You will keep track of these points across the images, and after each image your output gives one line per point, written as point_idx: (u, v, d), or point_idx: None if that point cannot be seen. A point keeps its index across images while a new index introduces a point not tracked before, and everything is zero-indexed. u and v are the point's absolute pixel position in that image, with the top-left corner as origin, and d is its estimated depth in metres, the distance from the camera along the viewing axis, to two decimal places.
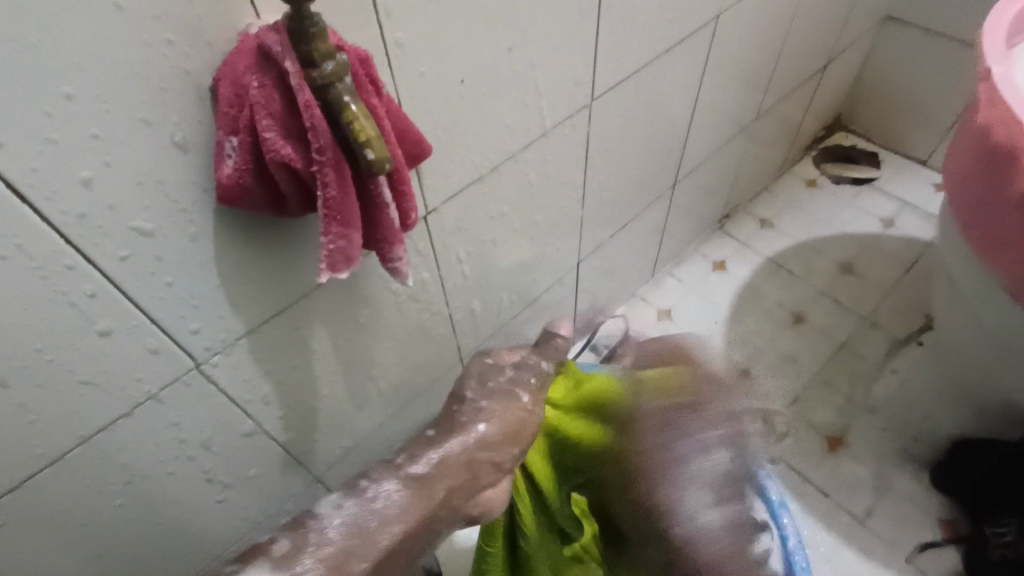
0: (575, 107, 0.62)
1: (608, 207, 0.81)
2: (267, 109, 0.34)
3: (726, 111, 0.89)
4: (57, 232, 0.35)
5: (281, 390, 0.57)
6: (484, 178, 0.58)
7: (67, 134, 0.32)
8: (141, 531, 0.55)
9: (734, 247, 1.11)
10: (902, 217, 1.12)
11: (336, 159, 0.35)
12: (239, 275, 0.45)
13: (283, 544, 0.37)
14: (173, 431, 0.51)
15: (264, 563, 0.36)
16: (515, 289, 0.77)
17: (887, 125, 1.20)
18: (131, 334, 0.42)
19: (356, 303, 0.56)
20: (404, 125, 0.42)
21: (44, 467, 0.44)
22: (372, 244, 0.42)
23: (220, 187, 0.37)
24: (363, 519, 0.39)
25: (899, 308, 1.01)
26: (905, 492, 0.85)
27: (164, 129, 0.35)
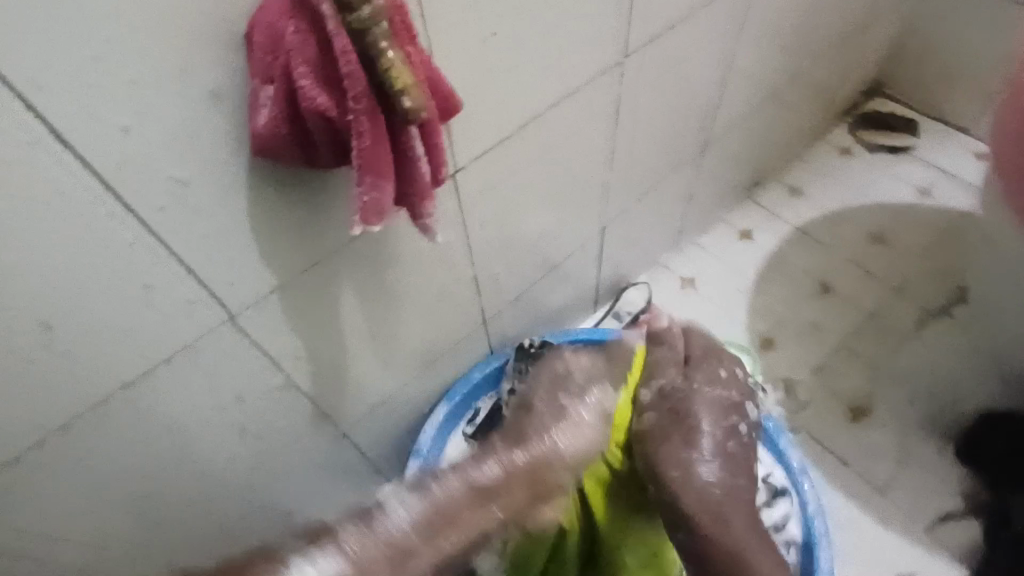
0: (606, 63, 0.61)
1: (634, 170, 0.80)
2: (302, 55, 0.34)
3: (759, 74, 0.86)
4: (100, 180, 0.36)
5: (311, 345, 0.58)
6: (513, 137, 0.58)
7: (107, 78, 0.32)
8: (178, 477, 0.58)
9: (761, 215, 1.09)
10: (938, 186, 1.08)
11: (371, 108, 0.35)
12: (272, 229, 0.45)
13: (348, 530, 0.39)
14: (209, 381, 0.52)
15: (329, 545, 0.38)
16: (539, 254, 0.77)
17: (928, 92, 1.15)
18: (170, 285, 0.43)
19: (384, 261, 0.57)
20: (436, 78, 0.41)
21: (89, 410, 0.46)
22: (402, 199, 0.42)
23: (255, 136, 0.37)
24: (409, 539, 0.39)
25: (932, 280, 0.99)
26: (926, 465, 0.83)
27: (204, 79, 0.35)
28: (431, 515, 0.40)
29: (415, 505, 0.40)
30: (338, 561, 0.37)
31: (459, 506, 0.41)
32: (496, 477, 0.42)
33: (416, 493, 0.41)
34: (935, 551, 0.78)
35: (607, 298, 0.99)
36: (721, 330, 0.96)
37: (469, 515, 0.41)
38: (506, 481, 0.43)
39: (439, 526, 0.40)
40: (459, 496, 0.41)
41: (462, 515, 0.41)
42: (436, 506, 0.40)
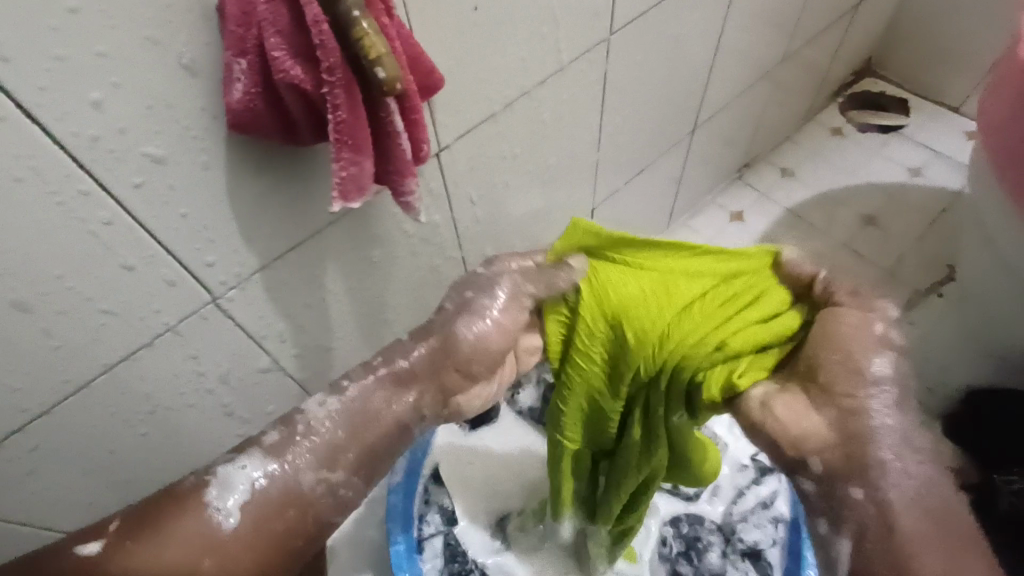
0: (593, 41, 0.60)
1: (624, 151, 0.79)
2: (274, 26, 0.33)
3: (749, 55, 0.85)
4: (72, 157, 0.35)
5: (297, 328, 0.57)
6: (498, 115, 0.57)
7: (74, 50, 0.32)
8: (166, 460, 0.58)
9: (752, 197, 1.08)
10: (930, 166, 1.08)
11: (346, 81, 0.34)
12: (251, 208, 0.45)
13: (271, 435, 0.38)
14: (193, 363, 0.52)
15: (256, 453, 0.36)
16: (528, 236, 0.76)
17: (921, 72, 1.14)
18: (149, 265, 0.43)
19: (370, 242, 0.56)
20: (415, 53, 0.40)
21: (71, 393, 0.46)
22: (382, 176, 0.42)
23: (231, 113, 0.36)
24: (347, 416, 0.38)
25: (922, 260, 0.99)
26: None
27: (175, 51, 0.35)
28: (350, 420, 0.38)
29: (335, 406, 0.38)
30: (266, 474, 0.35)
31: (375, 405, 0.38)
32: (411, 369, 0.40)
33: (335, 396, 0.38)
34: None
35: None
36: None
37: (384, 406, 0.39)
38: (424, 369, 0.41)
39: (360, 423, 0.38)
40: (377, 389, 0.39)
41: (371, 407, 0.38)
42: (357, 404, 0.38)
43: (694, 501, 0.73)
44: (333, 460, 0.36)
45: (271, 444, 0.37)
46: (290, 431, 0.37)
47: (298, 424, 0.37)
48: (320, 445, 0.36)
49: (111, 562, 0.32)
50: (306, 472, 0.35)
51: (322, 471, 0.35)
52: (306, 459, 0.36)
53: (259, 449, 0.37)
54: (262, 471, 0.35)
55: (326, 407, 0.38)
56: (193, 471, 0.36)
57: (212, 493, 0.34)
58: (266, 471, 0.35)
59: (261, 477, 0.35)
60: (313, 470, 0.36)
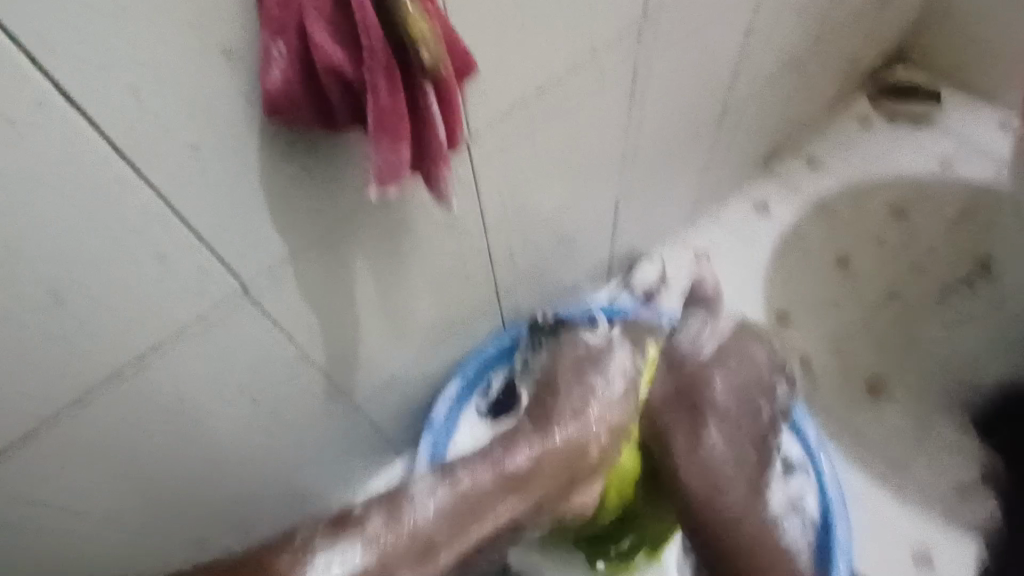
0: (624, 26, 0.58)
1: (651, 140, 0.78)
2: (314, 6, 0.32)
3: (777, 44, 0.83)
4: (109, 143, 0.34)
5: (324, 317, 0.57)
6: (529, 102, 0.56)
7: (111, 34, 0.31)
8: (194, 449, 0.58)
9: (778, 188, 1.06)
10: (962, 156, 1.05)
11: (387, 63, 0.33)
12: (283, 196, 0.44)
13: (374, 521, 0.53)
14: (223, 353, 0.52)
15: (353, 542, 0.52)
16: (553, 227, 0.75)
17: (954, 59, 1.11)
18: (182, 254, 0.42)
19: (398, 230, 0.55)
20: (451, 37, 0.39)
21: (104, 381, 0.46)
22: (418, 164, 0.41)
23: (266, 97, 0.35)
24: (453, 504, 0.55)
25: (953, 253, 0.97)
26: (946, 440, 0.82)
27: (210, 34, 0.34)
28: (456, 511, 0.55)
29: (442, 494, 0.56)
30: (346, 567, 0.51)
31: (482, 498, 0.56)
32: (523, 465, 0.58)
33: (442, 485, 0.56)
34: (954, 525, 0.77)
35: (620, 272, 0.98)
36: (736, 305, 0.95)
37: (488, 500, 0.57)
38: (526, 475, 0.58)
39: (455, 517, 0.55)
40: (477, 490, 0.56)
41: (485, 497, 0.56)
42: (463, 491, 0.56)
43: None
44: (426, 552, 0.54)
45: (374, 530, 0.53)
46: (397, 516, 0.54)
47: (408, 508, 0.54)
48: (417, 538, 0.53)
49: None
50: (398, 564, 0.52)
51: (419, 560, 0.53)
52: (401, 550, 0.53)
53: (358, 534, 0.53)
54: (348, 563, 0.51)
55: (436, 494, 0.56)
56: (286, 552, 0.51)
57: (322, 569, 0.51)
58: (347, 566, 0.51)
59: (341, 569, 0.51)
60: (408, 564, 0.53)
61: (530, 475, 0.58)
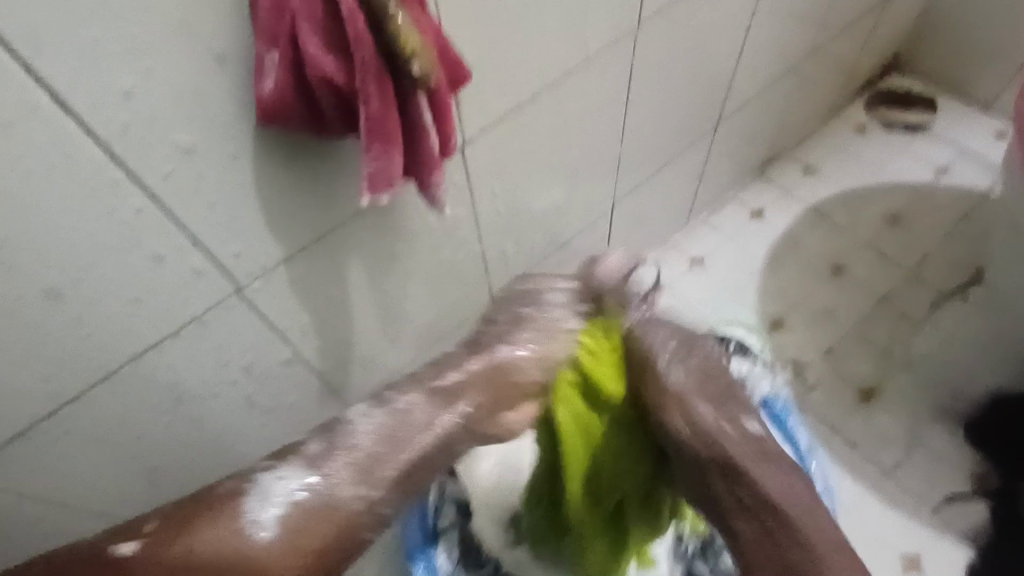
0: (619, 33, 0.59)
1: (646, 145, 0.78)
2: (308, 17, 0.32)
3: (775, 49, 0.84)
4: (104, 146, 0.35)
5: (318, 319, 0.57)
6: (523, 109, 0.56)
7: (107, 39, 0.31)
8: (187, 449, 0.58)
9: (774, 194, 1.07)
10: (957, 165, 1.06)
11: (379, 73, 0.34)
12: (277, 200, 0.45)
13: (312, 446, 0.38)
14: (217, 354, 0.52)
15: (298, 463, 0.38)
16: (548, 231, 0.76)
17: (950, 68, 1.12)
18: (176, 256, 0.43)
19: (392, 235, 0.56)
20: (444, 45, 0.40)
21: (97, 381, 0.46)
22: (411, 168, 0.41)
23: (261, 104, 0.36)
24: (389, 430, 0.39)
25: (947, 261, 0.97)
26: (935, 447, 0.83)
27: (205, 41, 0.34)
28: (393, 436, 0.39)
29: (378, 419, 0.39)
30: (306, 486, 0.37)
31: (417, 420, 0.39)
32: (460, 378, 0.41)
33: (379, 407, 0.40)
34: (941, 533, 0.78)
35: None
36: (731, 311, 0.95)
37: (427, 421, 0.40)
38: (476, 381, 0.41)
39: (396, 442, 0.39)
40: (423, 405, 0.40)
41: (421, 417, 0.40)
42: (399, 418, 0.39)
43: None
44: None
45: (312, 455, 0.38)
46: (332, 442, 0.38)
47: (340, 436, 0.38)
48: (359, 459, 0.38)
49: (146, 557, 0.34)
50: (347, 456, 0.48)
51: None
52: (346, 470, 0.37)
53: (300, 459, 0.38)
54: (298, 483, 0.37)
55: (370, 419, 0.39)
56: (232, 475, 0.38)
57: (252, 506, 0.36)
58: (305, 484, 0.37)
59: (300, 489, 0.37)
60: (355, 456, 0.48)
61: (467, 386, 0.41)
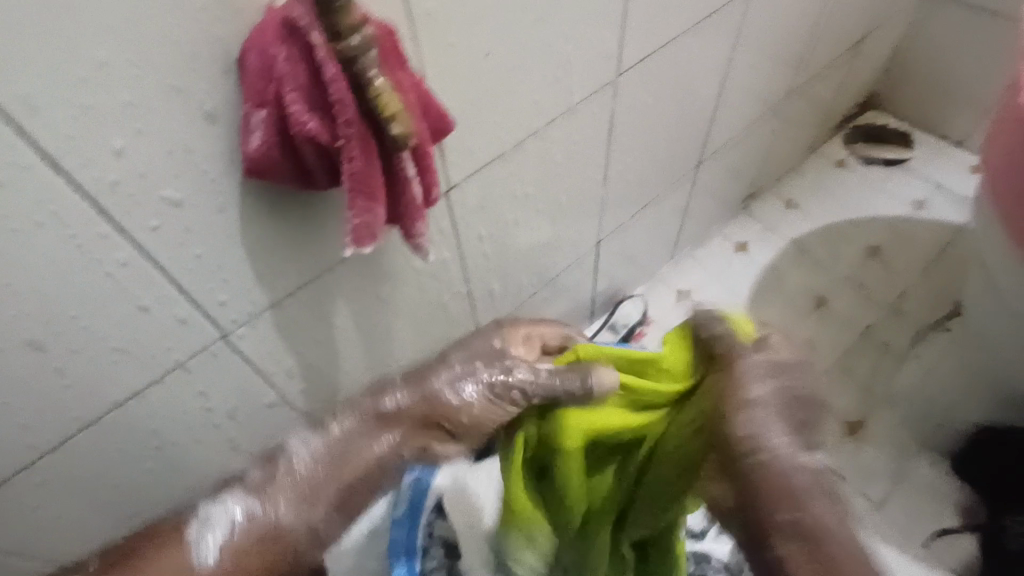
0: (601, 83, 0.61)
1: (630, 186, 0.80)
2: (293, 82, 0.34)
3: (754, 91, 0.86)
4: (93, 202, 0.36)
5: (304, 362, 0.58)
6: (507, 155, 0.58)
7: (99, 102, 0.32)
8: (169, 494, 0.57)
9: (757, 229, 1.09)
10: (935, 200, 1.09)
11: (362, 133, 0.35)
12: (264, 249, 0.46)
13: (254, 474, 0.47)
14: (202, 399, 0.52)
15: (232, 499, 0.46)
16: (534, 270, 0.77)
17: (925, 106, 1.15)
18: (163, 304, 0.43)
19: (378, 279, 0.57)
20: (427, 100, 0.41)
21: (80, 429, 0.46)
22: (395, 218, 0.42)
23: (247, 160, 0.37)
24: (323, 459, 0.46)
25: (928, 295, 0.99)
26: (921, 482, 0.83)
27: (195, 100, 0.35)
28: (338, 457, 0.47)
29: (318, 447, 0.47)
30: (232, 522, 0.45)
31: (354, 446, 0.47)
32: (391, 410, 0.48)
33: (316, 438, 0.47)
34: (930, 568, 0.78)
35: (603, 311, 0.99)
36: None
37: (363, 448, 0.47)
38: (405, 415, 0.48)
39: (328, 469, 0.46)
40: (356, 431, 0.47)
41: (356, 446, 0.47)
42: (337, 445, 0.47)
43: (701, 539, 0.71)
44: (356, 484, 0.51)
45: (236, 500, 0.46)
46: (271, 470, 0.47)
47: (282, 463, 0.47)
48: (300, 482, 0.46)
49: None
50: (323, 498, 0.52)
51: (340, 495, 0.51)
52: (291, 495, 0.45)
53: (235, 497, 0.46)
54: (223, 526, 0.45)
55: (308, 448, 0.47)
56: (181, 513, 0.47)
57: (194, 531, 0.45)
58: (232, 517, 0.45)
59: (228, 525, 0.45)
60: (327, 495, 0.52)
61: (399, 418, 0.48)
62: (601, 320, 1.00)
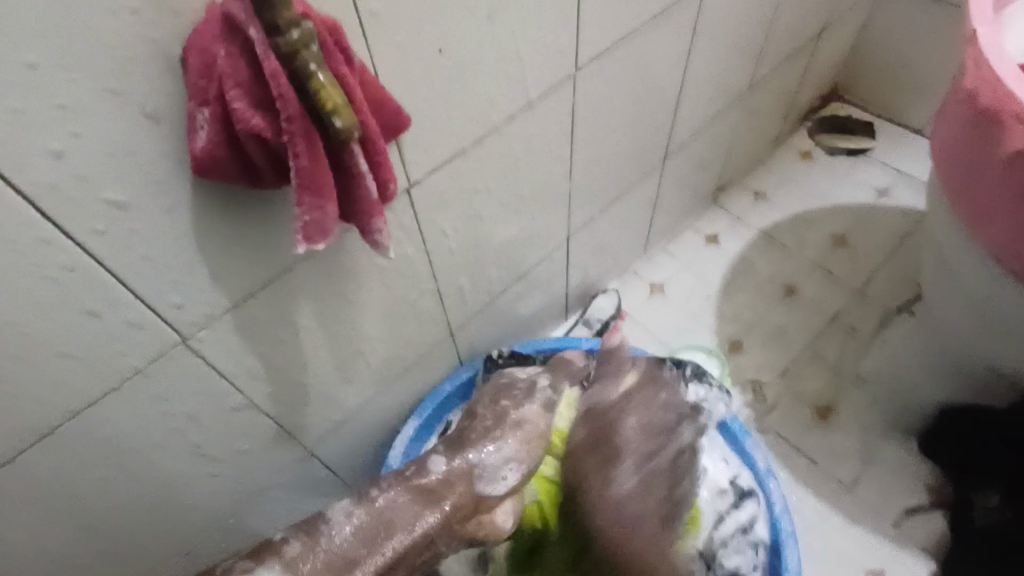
0: (559, 77, 0.62)
1: (597, 180, 0.81)
2: (234, 79, 0.34)
3: (716, 83, 0.88)
4: (32, 206, 0.35)
5: (269, 365, 0.58)
6: (467, 151, 0.58)
7: (33, 104, 0.32)
8: (134, 503, 0.57)
9: (726, 220, 1.10)
10: (896, 187, 1.11)
11: (306, 129, 0.35)
12: (218, 250, 0.45)
13: (294, 545, 0.49)
14: (163, 404, 0.52)
15: (272, 563, 0.48)
16: (504, 266, 0.77)
17: (885, 96, 1.18)
18: (115, 309, 0.43)
19: (341, 278, 0.57)
20: (380, 96, 0.42)
21: (34, 439, 0.45)
22: (351, 215, 0.42)
23: (194, 159, 0.37)
24: (360, 530, 0.51)
25: (892, 279, 1.01)
26: (890, 463, 0.85)
27: (135, 100, 0.35)
28: (366, 535, 0.51)
29: (357, 519, 0.51)
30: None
31: (397, 520, 0.52)
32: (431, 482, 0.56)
33: (358, 507, 0.52)
34: (901, 546, 0.79)
35: (576, 307, 1.00)
36: (688, 335, 0.98)
37: (398, 525, 0.52)
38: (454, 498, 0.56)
39: (364, 539, 0.50)
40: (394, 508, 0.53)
41: (401, 517, 0.52)
42: (376, 514, 0.52)
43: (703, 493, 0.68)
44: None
45: (291, 554, 0.49)
46: (313, 540, 0.50)
47: (321, 533, 0.50)
48: (326, 558, 0.49)
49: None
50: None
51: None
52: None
53: (275, 559, 0.48)
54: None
55: (351, 518, 0.51)
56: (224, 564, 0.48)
57: None
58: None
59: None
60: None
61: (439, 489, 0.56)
62: (575, 315, 1.01)
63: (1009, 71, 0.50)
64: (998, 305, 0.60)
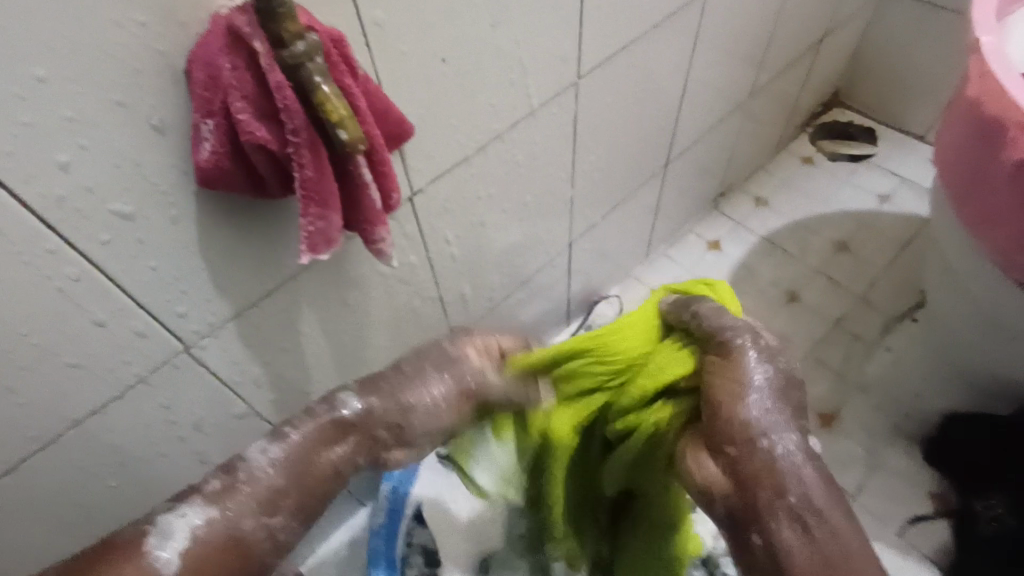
0: (562, 85, 0.62)
1: (599, 187, 0.81)
2: (239, 91, 0.34)
3: (718, 89, 0.88)
4: (38, 217, 0.35)
5: (273, 372, 0.57)
6: (470, 159, 0.58)
7: (41, 116, 0.32)
8: (136, 511, 0.57)
9: (728, 226, 1.10)
10: (898, 192, 1.11)
11: (311, 141, 0.35)
12: (223, 259, 0.45)
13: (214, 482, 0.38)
14: (166, 412, 0.52)
15: (196, 500, 0.37)
16: (506, 272, 0.77)
17: (886, 102, 1.18)
18: (119, 318, 0.43)
19: (345, 285, 0.57)
20: (384, 108, 0.42)
21: (37, 448, 0.45)
22: (355, 225, 0.42)
23: (199, 171, 0.37)
24: (291, 460, 0.39)
25: (894, 284, 1.01)
26: (893, 470, 0.85)
27: (142, 112, 0.35)
28: (296, 464, 0.39)
29: (277, 453, 0.39)
30: (202, 516, 0.36)
31: (311, 454, 0.40)
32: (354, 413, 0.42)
33: (278, 442, 0.39)
34: (905, 555, 0.79)
35: (578, 313, 1.00)
36: None
37: (318, 452, 0.40)
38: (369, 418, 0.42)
39: (296, 472, 0.39)
40: (319, 436, 0.40)
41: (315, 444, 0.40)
42: (300, 453, 0.39)
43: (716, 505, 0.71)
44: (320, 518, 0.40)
45: (210, 491, 0.37)
46: (232, 480, 0.38)
47: (240, 472, 0.38)
48: (255, 491, 0.37)
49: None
50: (246, 518, 0.37)
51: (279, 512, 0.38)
52: (246, 504, 0.37)
53: (198, 497, 0.37)
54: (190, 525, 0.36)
55: (270, 453, 0.39)
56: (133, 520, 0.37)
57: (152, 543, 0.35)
58: (203, 516, 0.36)
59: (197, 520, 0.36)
60: (253, 515, 0.37)
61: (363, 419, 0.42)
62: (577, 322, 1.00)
63: (1011, 79, 0.50)
64: (1001, 312, 0.60)
